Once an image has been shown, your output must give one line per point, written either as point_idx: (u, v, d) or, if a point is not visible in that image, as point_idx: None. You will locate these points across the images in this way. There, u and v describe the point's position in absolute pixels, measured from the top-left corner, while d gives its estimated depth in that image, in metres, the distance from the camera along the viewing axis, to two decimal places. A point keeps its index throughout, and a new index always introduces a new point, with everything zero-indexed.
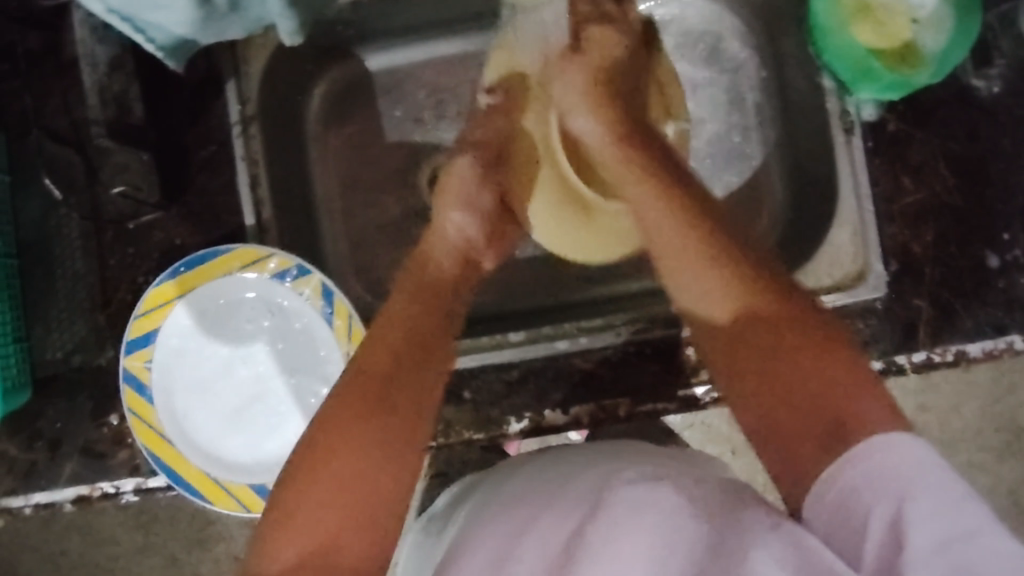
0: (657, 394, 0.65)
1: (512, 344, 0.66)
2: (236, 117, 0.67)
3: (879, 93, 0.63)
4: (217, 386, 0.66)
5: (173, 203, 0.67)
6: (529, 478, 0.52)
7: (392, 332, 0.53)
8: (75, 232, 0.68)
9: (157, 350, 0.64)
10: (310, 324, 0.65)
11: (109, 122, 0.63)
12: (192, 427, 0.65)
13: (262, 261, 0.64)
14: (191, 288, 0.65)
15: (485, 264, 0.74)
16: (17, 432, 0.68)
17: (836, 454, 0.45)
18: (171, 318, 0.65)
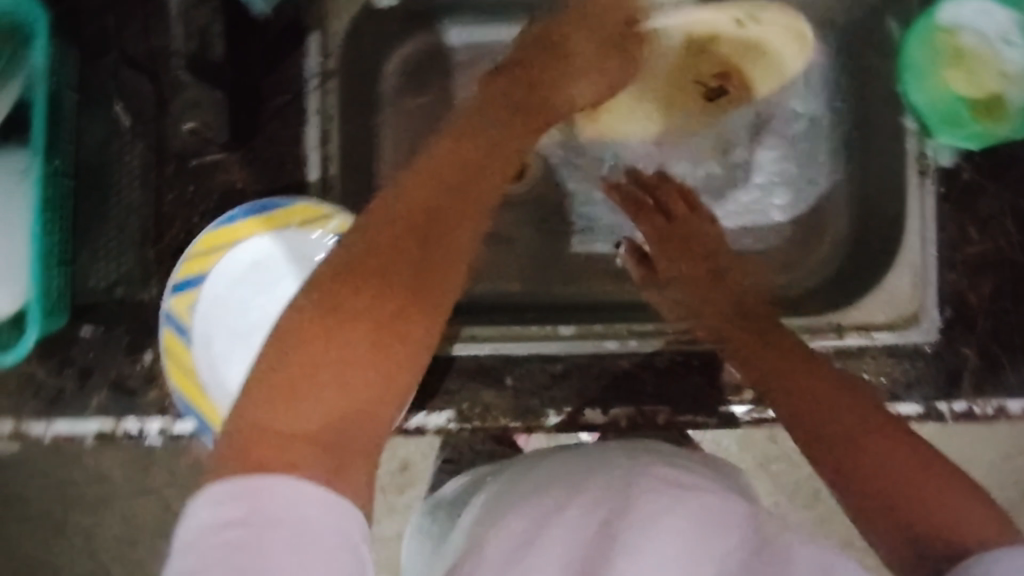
0: (697, 406, 0.65)
1: (560, 337, 0.66)
2: (316, 69, 0.66)
3: (961, 142, 0.65)
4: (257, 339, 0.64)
5: (238, 147, 0.65)
6: (550, 472, 0.52)
7: (385, 228, 0.42)
8: (136, 162, 0.66)
9: (202, 295, 0.63)
10: None
11: (191, 57, 0.64)
12: (226, 377, 0.64)
13: (324, 220, 0.63)
14: (245, 237, 0.64)
15: (542, 254, 0.75)
16: (50, 356, 0.67)
17: (887, 464, 0.43)
18: (221, 264, 0.64)
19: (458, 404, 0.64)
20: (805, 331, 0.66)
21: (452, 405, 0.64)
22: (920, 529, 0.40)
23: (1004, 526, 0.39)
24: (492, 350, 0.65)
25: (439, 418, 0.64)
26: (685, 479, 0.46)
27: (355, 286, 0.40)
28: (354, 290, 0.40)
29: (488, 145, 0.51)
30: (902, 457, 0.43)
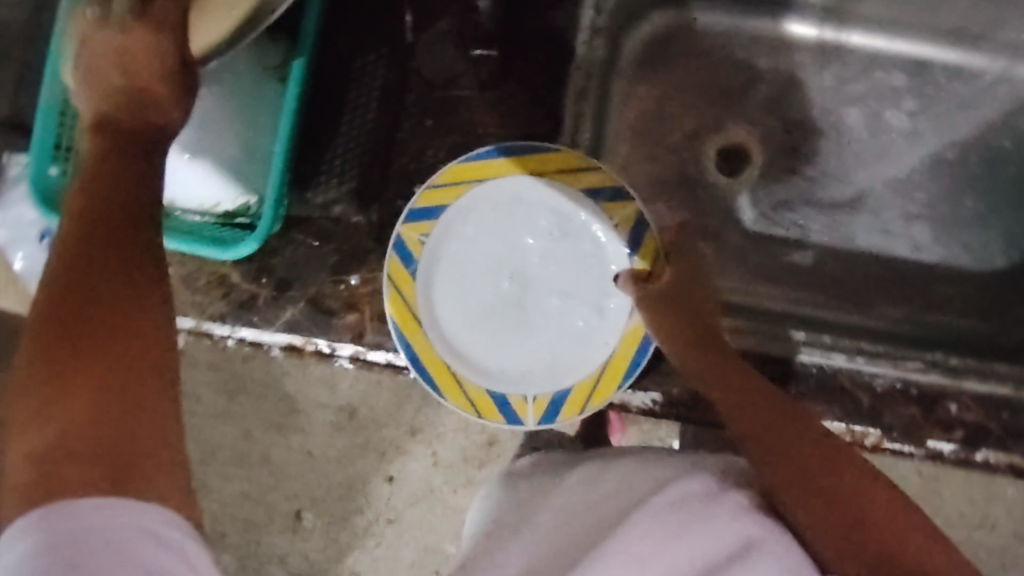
0: (908, 436, 0.62)
1: (791, 341, 0.63)
2: (587, 23, 0.64)
3: None
4: (483, 282, 0.63)
5: (488, 89, 0.64)
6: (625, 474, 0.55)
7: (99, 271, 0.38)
8: (378, 82, 0.64)
9: (436, 226, 0.62)
10: (599, 249, 0.63)
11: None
12: (442, 312, 0.62)
13: (582, 172, 0.62)
14: (496, 175, 0.62)
15: (754, 252, 0.71)
16: (249, 261, 0.66)
17: (869, 495, 0.42)
18: (463, 198, 0.62)
19: (666, 387, 0.61)
20: None
21: (660, 387, 0.62)
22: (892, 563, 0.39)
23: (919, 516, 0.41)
24: None
25: (644, 398, 0.62)
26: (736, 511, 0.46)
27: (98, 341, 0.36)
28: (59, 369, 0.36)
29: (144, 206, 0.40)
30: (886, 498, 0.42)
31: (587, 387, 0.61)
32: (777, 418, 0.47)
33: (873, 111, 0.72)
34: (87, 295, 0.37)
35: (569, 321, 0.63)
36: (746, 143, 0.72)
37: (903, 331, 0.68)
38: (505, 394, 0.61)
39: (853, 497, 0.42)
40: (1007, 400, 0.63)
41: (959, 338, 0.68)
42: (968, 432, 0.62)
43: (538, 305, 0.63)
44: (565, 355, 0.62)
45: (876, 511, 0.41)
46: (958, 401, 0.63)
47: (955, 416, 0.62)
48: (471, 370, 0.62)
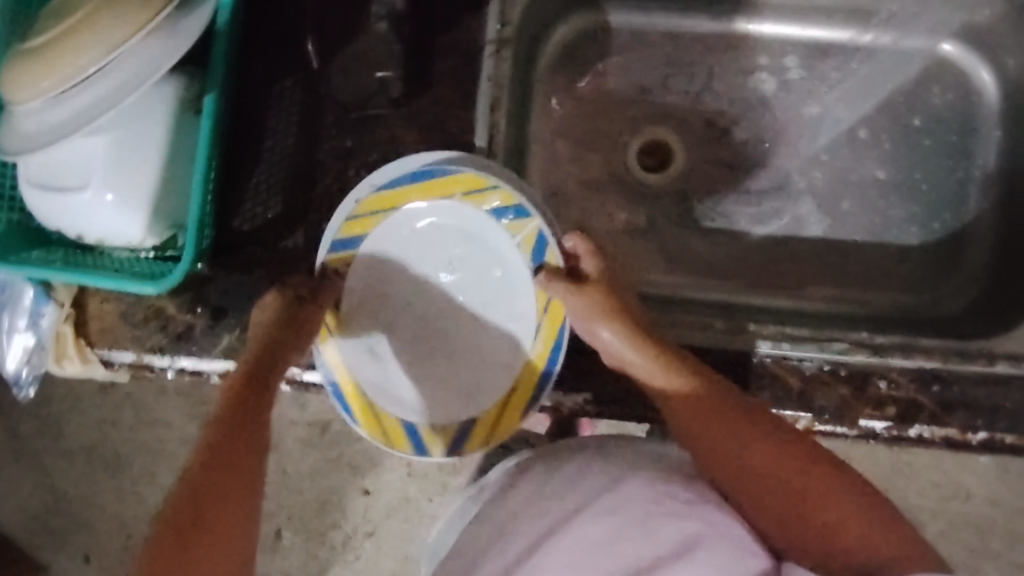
0: (839, 417, 0.62)
1: (715, 331, 0.65)
2: (493, 36, 0.64)
3: None
4: (406, 306, 0.64)
5: (403, 105, 0.64)
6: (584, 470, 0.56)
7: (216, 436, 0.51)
8: (293, 107, 0.65)
9: (358, 257, 0.63)
10: (507, 272, 0.64)
11: (392, 10, 0.64)
12: (362, 341, 0.63)
13: (485, 193, 0.62)
14: (404, 203, 0.63)
15: (680, 244, 0.71)
16: (182, 292, 0.67)
17: (844, 521, 0.45)
18: (379, 229, 0.63)
19: (597, 386, 0.62)
20: (958, 355, 0.63)
21: (590, 387, 0.62)
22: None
23: (893, 528, 0.45)
24: None
25: (577, 398, 0.62)
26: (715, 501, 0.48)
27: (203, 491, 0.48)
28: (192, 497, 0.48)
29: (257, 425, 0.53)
30: (857, 505, 0.46)
31: (502, 410, 0.63)
32: (741, 428, 0.51)
33: (794, 97, 0.73)
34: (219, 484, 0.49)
35: (487, 339, 0.64)
36: (669, 138, 0.73)
37: (834, 312, 0.69)
38: (416, 423, 0.63)
39: (809, 510, 0.46)
40: (939, 373, 0.63)
41: (883, 317, 0.69)
42: (900, 409, 0.62)
43: (460, 325, 0.64)
44: (484, 376, 0.64)
45: (843, 524, 0.45)
46: (889, 378, 0.63)
47: (886, 393, 0.62)
48: (389, 404, 0.63)
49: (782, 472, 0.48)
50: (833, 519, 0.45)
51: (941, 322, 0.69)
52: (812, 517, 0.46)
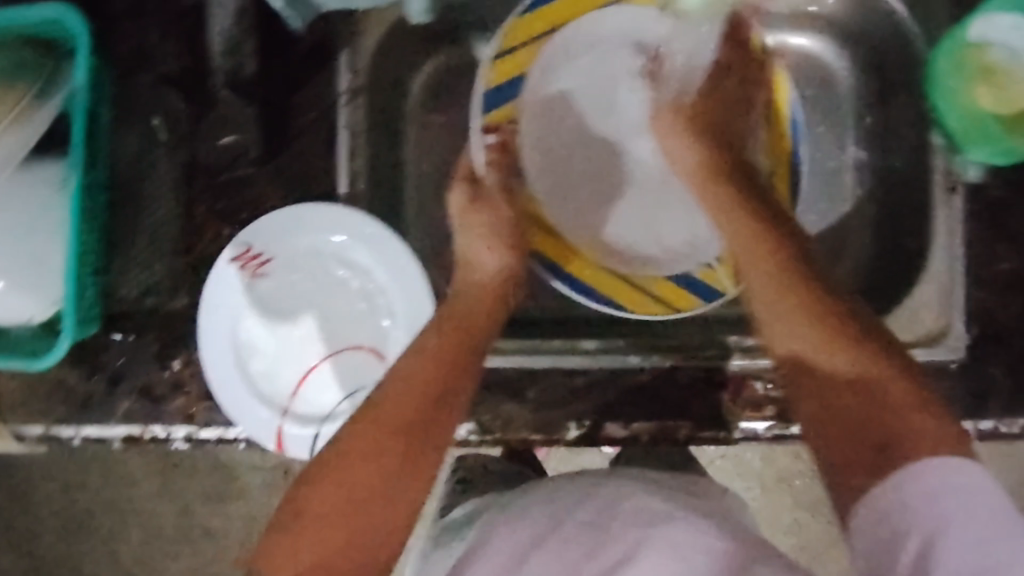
0: (719, 422, 0.65)
1: (584, 351, 0.67)
2: (345, 86, 0.66)
3: (991, 156, 0.62)
4: (258, 338, 0.66)
5: (267, 163, 0.66)
6: (538, 504, 0.65)
7: (370, 433, 0.55)
8: (168, 176, 0.67)
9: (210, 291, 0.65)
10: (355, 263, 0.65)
11: (229, 76, 0.65)
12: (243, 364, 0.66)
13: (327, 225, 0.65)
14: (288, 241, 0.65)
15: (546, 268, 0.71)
16: (80, 362, 0.69)
17: (914, 431, 0.48)
18: (258, 237, 0.65)
19: (478, 417, 0.66)
20: None
21: (473, 418, 0.66)
22: (887, 454, 0.47)
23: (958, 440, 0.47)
24: (513, 363, 0.67)
25: (460, 431, 0.66)
26: (677, 514, 0.59)
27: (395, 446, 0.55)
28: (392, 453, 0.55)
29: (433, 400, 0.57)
30: (914, 412, 0.49)
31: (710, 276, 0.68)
32: (862, 352, 0.52)
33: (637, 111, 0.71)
34: (384, 433, 0.55)
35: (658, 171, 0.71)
36: None
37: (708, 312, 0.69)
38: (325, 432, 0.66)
39: (890, 420, 0.49)
40: None
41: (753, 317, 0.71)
42: (777, 407, 0.65)
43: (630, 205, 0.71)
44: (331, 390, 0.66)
45: (901, 434, 0.48)
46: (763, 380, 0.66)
47: (763, 395, 0.65)
48: (605, 252, 0.70)
49: (857, 397, 0.51)
50: (901, 431, 0.48)
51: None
52: (886, 422, 0.49)
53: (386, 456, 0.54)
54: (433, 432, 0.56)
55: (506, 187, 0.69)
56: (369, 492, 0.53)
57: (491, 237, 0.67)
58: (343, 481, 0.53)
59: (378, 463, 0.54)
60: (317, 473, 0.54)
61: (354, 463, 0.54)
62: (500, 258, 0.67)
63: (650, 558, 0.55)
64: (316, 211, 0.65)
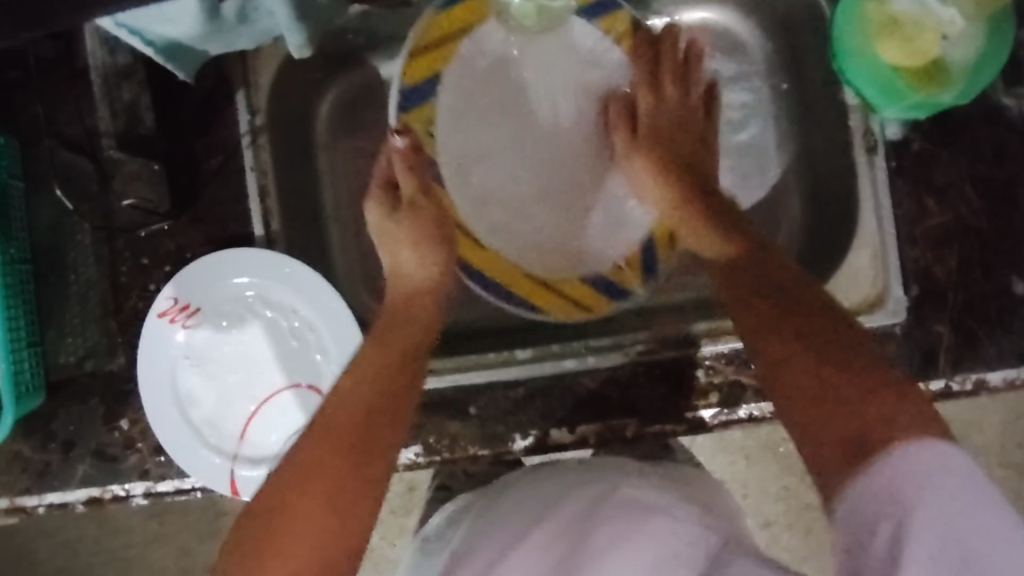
0: (664, 415, 0.65)
1: (519, 361, 0.67)
2: (246, 127, 0.66)
3: (904, 112, 0.61)
4: (201, 384, 0.67)
5: (181, 213, 0.66)
6: (523, 497, 0.57)
7: (352, 416, 0.52)
8: (87, 240, 0.67)
9: (149, 338, 0.65)
10: (285, 299, 0.67)
11: (118, 135, 0.64)
12: (190, 410, 0.66)
13: (256, 260, 0.66)
14: (215, 283, 0.66)
15: None
16: (31, 434, 0.69)
17: (856, 410, 0.45)
18: (188, 285, 0.65)
19: (424, 438, 0.66)
20: None
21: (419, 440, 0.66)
22: (866, 438, 0.43)
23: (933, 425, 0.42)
24: (450, 382, 0.66)
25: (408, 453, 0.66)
26: (661, 502, 0.51)
27: (345, 454, 0.50)
28: (339, 453, 0.50)
29: (377, 398, 0.53)
30: (871, 402, 0.45)
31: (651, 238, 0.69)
32: (807, 357, 0.50)
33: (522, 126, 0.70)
34: (346, 442, 0.50)
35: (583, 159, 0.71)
36: None
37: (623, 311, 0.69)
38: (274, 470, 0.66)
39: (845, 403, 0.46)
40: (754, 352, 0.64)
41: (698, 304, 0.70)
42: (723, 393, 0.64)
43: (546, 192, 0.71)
44: (279, 430, 0.67)
45: (866, 413, 0.44)
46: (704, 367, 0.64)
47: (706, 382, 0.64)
48: (505, 250, 0.70)
49: (820, 380, 0.48)
50: (862, 414, 0.44)
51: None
52: (839, 410, 0.46)
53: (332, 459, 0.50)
54: (381, 438, 0.52)
55: (421, 184, 0.65)
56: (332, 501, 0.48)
57: (415, 250, 0.64)
58: (311, 520, 0.47)
59: (348, 481, 0.49)
60: (295, 507, 0.48)
61: (322, 495, 0.48)
62: (423, 264, 0.64)
63: (629, 549, 0.46)
64: (238, 256, 0.65)
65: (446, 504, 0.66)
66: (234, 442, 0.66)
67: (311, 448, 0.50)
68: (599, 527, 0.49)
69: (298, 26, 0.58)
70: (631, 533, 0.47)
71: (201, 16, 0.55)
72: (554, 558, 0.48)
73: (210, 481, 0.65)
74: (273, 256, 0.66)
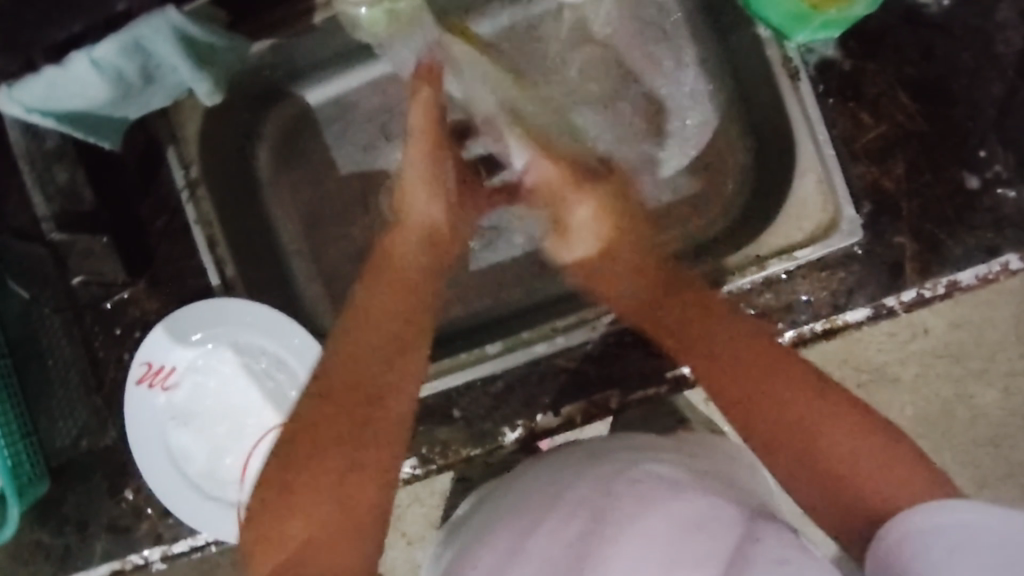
0: (645, 379, 0.65)
1: (491, 357, 0.67)
2: (183, 181, 0.67)
3: (814, 33, 0.60)
4: (191, 440, 0.68)
5: (139, 278, 0.67)
6: (527, 490, 0.57)
7: (353, 371, 0.54)
8: (57, 323, 0.69)
9: (128, 402, 0.66)
10: (254, 340, 0.68)
11: (57, 217, 0.65)
12: (187, 466, 0.67)
13: (216, 309, 0.66)
14: (184, 339, 0.67)
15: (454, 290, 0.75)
16: (46, 520, 0.71)
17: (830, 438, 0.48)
18: (158, 346, 0.67)
19: (417, 449, 0.67)
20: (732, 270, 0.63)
21: (413, 452, 0.67)
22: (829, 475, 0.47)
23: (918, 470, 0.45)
24: (431, 389, 0.67)
25: (404, 468, 0.67)
26: (674, 482, 0.52)
27: (341, 420, 0.52)
28: (338, 418, 0.52)
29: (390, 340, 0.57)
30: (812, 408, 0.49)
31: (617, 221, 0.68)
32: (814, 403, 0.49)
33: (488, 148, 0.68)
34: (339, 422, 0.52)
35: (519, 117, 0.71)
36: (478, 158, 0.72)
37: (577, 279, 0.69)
38: None
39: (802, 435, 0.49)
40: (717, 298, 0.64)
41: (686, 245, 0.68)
42: None
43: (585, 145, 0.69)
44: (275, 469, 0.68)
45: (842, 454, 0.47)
46: None
47: None
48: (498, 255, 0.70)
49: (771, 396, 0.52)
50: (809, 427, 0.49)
51: (711, 244, 0.68)
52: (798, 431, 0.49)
53: (342, 426, 0.51)
54: (391, 393, 0.54)
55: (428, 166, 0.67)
56: (334, 475, 0.50)
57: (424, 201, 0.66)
58: (314, 507, 0.49)
59: (364, 455, 0.51)
60: (302, 459, 0.50)
61: (325, 472, 0.50)
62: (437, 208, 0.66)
63: (638, 531, 0.47)
64: (201, 310, 0.66)
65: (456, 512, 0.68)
66: (235, 489, 0.67)
67: (315, 422, 0.52)
68: (609, 510, 0.50)
69: (202, 76, 0.61)
70: (638, 514, 0.48)
71: (105, 82, 0.57)
72: (573, 536, 0.49)
73: (216, 532, 0.66)
74: (229, 301, 0.67)
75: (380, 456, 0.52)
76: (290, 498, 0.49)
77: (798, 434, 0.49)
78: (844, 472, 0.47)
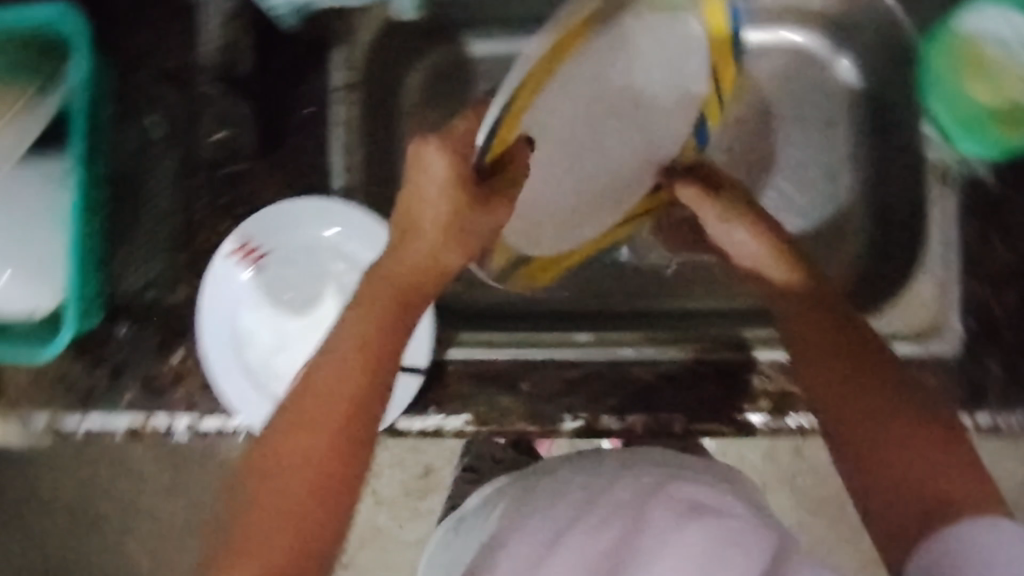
0: (713, 415, 0.65)
1: (576, 343, 0.68)
2: (340, 81, 0.69)
3: (981, 148, 0.66)
4: (261, 323, 0.68)
5: (266, 155, 0.67)
6: (560, 485, 0.58)
7: (349, 377, 0.50)
8: (167, 173, 0.68)
9: (214, 265, 0.66)
10: (357, 252, 0.68)
11: (219, 67, 0.66)
12: (247, 347, 0.67)
13: (335, 209, 0.67)
14: (292, 227, 0.67)
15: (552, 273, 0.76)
16: (83, 354, 0.69)
17: (907, 458, 0.48)
18: (263, 224, 0.67)
19: (474, 408, 0.65)
20: None
21: (470, 409, 0.66)
22: (923, 504, 0.47)
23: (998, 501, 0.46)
24: (511, 355, 0.67)
25: (457, 421, 0.65)
26: (714, 501, 0.51)
27: (307, 424, 0.49)
28: (298, 422, 0.49)
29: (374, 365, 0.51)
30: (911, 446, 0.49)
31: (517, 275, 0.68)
32: (916, 440, 0.49)
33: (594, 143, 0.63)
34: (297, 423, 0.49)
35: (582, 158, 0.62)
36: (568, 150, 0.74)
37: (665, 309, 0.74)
38: None
39: (896, 442, 0.49)
40: None
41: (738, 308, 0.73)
42: (774, 400, 0.64)
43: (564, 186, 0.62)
44: None
45: (925, 477, 0.47)
46: (760, 372, 0.65)
47: (761, 387, 0.65)
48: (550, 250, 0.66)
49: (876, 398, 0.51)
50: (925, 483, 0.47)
51: None
52: (893, 444, 0.49)
53: (317, 444, 0.49)
54: (375, 394, 0.51)
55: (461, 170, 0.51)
56: (300, 501, 0.48)
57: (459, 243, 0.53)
58: (264, 513, 0.47)
59: (297, 477, 0.48)
60: (273, 470, 0.48)
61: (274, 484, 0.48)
62: (456, 253, 0.54)
63: (682, 538, 0.47)
64: (317, 205, 0.67)
65: (483, 489, 0.69)
66: (276, 392, 0.67)
67: (277, 429, 0.50)
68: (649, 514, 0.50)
69: None
70: (680, 522, 0.48)
71: None
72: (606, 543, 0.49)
73: (253, 419, 0.65)
74: (347, 205, 0.67)
75: (313, 491, 0.48)
76: (247, 513, 0.48)
77: (898, 451, 0.49)
78: (941, 498, 0.46)
